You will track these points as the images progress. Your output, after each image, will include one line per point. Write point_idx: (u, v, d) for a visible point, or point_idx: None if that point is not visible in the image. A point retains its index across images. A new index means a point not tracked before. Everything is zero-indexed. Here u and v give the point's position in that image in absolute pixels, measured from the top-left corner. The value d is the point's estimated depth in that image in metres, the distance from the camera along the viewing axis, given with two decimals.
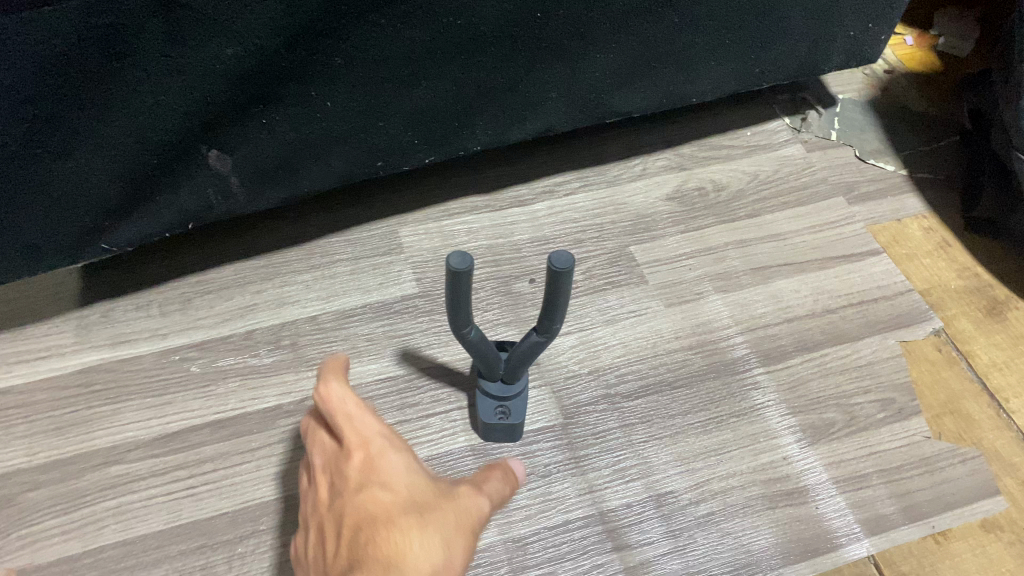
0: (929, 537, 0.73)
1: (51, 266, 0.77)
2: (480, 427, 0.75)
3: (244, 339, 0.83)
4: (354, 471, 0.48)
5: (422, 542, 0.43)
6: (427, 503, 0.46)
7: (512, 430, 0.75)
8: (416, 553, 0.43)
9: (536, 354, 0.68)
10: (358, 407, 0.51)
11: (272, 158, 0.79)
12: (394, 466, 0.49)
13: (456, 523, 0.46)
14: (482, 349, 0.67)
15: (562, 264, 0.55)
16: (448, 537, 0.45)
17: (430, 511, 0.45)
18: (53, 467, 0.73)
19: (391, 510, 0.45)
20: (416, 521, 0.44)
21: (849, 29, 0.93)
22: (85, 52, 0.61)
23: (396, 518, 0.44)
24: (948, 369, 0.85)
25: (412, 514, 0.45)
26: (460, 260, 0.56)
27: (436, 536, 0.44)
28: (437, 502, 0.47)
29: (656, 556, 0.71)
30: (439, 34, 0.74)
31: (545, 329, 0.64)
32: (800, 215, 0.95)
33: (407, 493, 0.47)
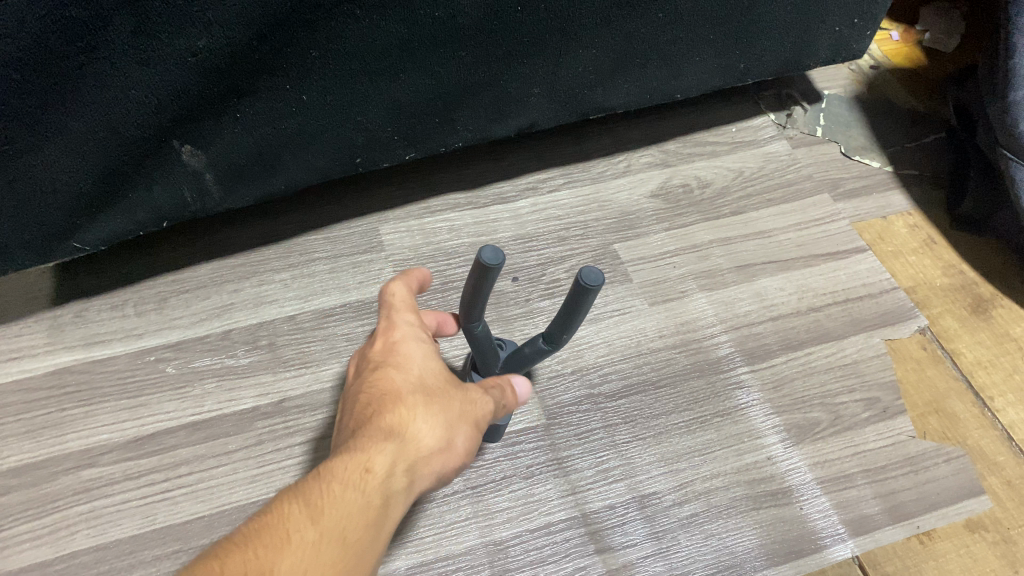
0: (913, 538, 0.73)
1: (21, 265, 0.75)
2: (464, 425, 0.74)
3: (221, 340, 0.81)
4: (381, 352, 0.55)
5: (427, 426, 0.49)
6: (439, 390, 0.52)
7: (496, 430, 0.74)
8: (420, 430, 0.49)
9: (535, 359, 0.67)
10: (408, 306, 0.58)
11: (248, 155, 0.77)
12: (417, 353, 0.54)
13: (463, 413, 0.52)
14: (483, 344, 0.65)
15: (592, 280, 0.54)
16: (451, 423, 0.51)
17: (440, 397, 0.51)
18: (24, 471, 0.72)
19: (406, 389, 0.51)
20: (425, 402, 0.51)
21: (834, 24, 0.92)
22: (51, 46, 0.59)
23: (409, 398, 0.50)
24: (933, 368, 0.84)
25: (424, 397, 0.51)
26: (492, 256, 0.54)
27: (441, 421, 0.50)
28: (448, 392, 0.52)
29: (639, 558, 0.70)
30: (417, 28, 0.72)
31: (552, 338, 0.63)
32: (785, 213, 0.95)
33: (424, 379, 0.52)
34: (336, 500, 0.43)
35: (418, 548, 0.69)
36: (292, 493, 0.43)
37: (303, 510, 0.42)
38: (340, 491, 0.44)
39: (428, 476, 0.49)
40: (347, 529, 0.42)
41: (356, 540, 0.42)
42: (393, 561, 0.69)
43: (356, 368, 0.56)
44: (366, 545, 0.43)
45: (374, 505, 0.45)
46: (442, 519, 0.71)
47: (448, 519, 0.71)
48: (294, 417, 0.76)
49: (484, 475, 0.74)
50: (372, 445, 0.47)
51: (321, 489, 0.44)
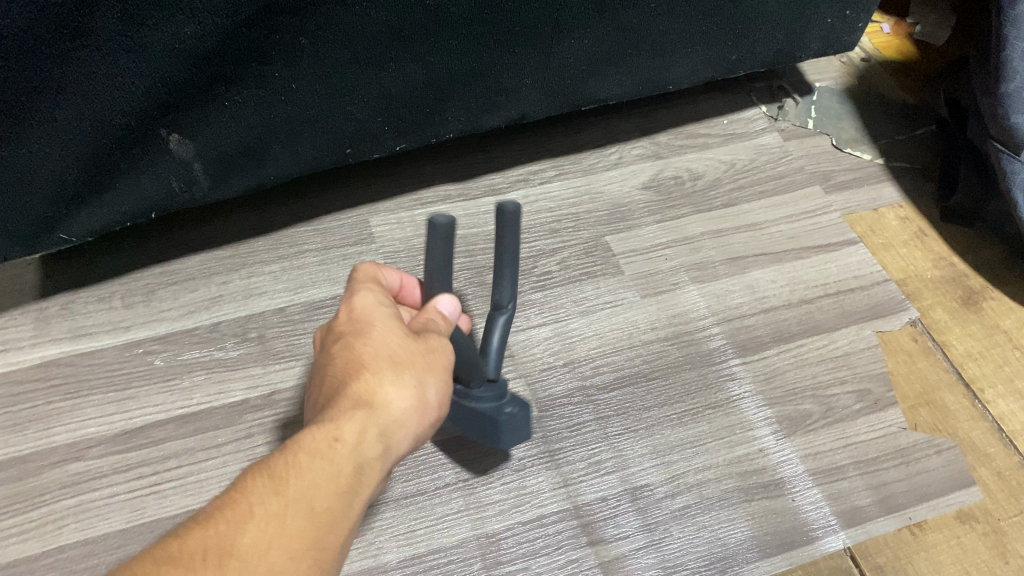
0: (905, 529, 0.73)
1: (5, 256, 0.74)
2: (484, 429, 0.60)
3: (209, 332, 0.80)
4: (345, 316, 0.52)
5: (398, 388, 0.48)
6: (407, 346, 0.50)
7: (524, 420, 0.62)
8: (390, 392, 0.47)
9: (508, 323, 0.64)
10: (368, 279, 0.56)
11: (237, 145, 0.76)
12: (382, 313, 0.52)
13: (430, 365, 0.50)
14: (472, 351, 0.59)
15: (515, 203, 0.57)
16: (420, 379, 0.49)
17: (407, 353, 0.50)
18: (10, 464, 0.71)
19: (372, 351, 0.49)
20: (392, 361, 0.49)
21: (825, 16, 0.92)
22: (36, 31, 0.59)
23: (376, 359, 0.49)
24: (924, 360, 0.84)
25: (392, 354, 0.49)
26: (449, 218, 0.53)
27: (409, 378, 0.48)
28: (415, 345, 0.50)
29: (632, 550, 0.70)
30: (408, 16, 0.71)
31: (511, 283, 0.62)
32: (776, 205, 0.95)
33: (392, 335, 0.50)
34: (304, 477, 0.43)
35: (409, 541, 0.69)
36: (257, 468, 0.43)
37: (267, 484, 0.42)
38: (307, 469, 0.43)
39: (401, 438, 0.48)
40: (312, 501, 0.42)
41: (322, 511, 0.42)
42: (384, 554, 0.68)
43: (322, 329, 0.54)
44: (335, 513, 0.43)
45: (345, 477, 0.44)
46: (434, 512, 0.71)
47: (440, 513, 0.71)
48: (284, 410, 0.76)
49: (476, 468, 0.74)
50: (339, 416, 0.46)
51: (288, 467, 0.43)
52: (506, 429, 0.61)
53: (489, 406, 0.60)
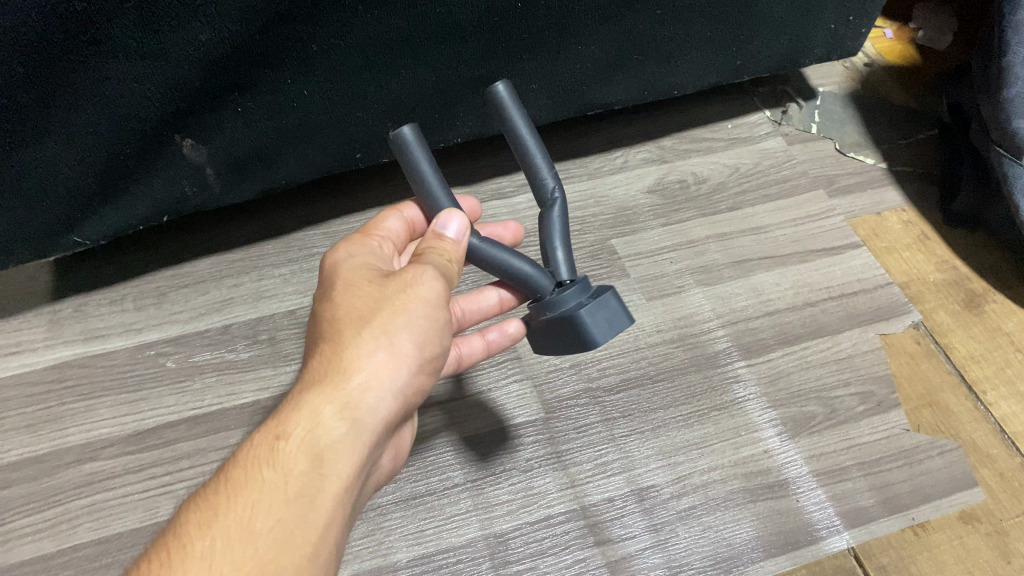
0: (908, 529, 0.73)
1: (21, 259, 0.75)
2: (570, 328, 0.56)
3: (220, 334, 0.81)
4: (320, 294, 0.54)
5: (356, 347, 0.47)
6: (366, 301, 0.50)
7: (616, 309, 0.56)
8: (348, 354, 0.47)
9: (564, 206, 0.61)
10: (359, 246, 0.58)
11: (249, 149, 0.77)
12: (350, 276, 0.53)
13: (392, 312, 0.49)
14: (518, 256, 0.58)
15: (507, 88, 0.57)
16: (380, 330, 0.48)
17: (367, 309, 0.49)
18: (25, 465, 0.72)
19: (332, 321, 0.50)
20: (352, 322, 0.49)
21: (829, 22, 0.92)
22: (54, 38, 0.59)
23: (336, 327, 0.49)
24: (926, 362, 0.85)
25: (352, 316, 0.49)
26: (408, 128, 0.55)
27: (369, 332, 0.48)
28: (377, 296, 0.50)
29: (638, 550, 0.71)
30: (418, 23, 0.72)
31: (540, 158, 0.59)
32: (781, 209, 0.95)
33: (353, 296, 0.50)
34: (256, 481, 0.43)
35: (419, 540, 0.70)
36: (216, 482, 0.44)
37: (220, 495, 0.43)
38: (260, 469, 0.44)
39: (373, 402, 0.47)
40: (263, 498, 0.42)
41: (274, 504, 0.42)
42: (394, 553, 0.69)
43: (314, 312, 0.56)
44: (295, 504, 0.43)
45: (308, 457, 0.44)
46: (443, 512, 0.72)
47: (449, 512, 0.72)
48: None
49: (484, 469, 0.75)
50: (300, 398, 0.46)
51: (246, 468, 0.44)
52: (594, 325, 0.55)
53: (571, 307, 0.56)
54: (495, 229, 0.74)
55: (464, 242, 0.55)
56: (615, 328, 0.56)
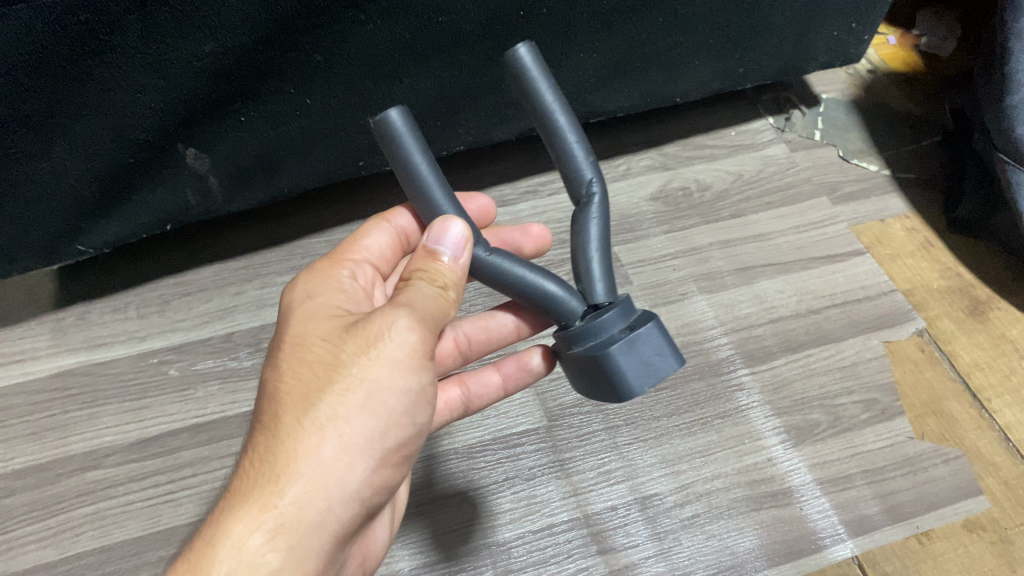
0: (912, 538, 0.73)
1: (26, 267, 0.76)
2: (603, 375, 0.48)
3: (223, 342, 0.81)
4: (277, 350, 0.49)
5: (300, 446, 0.42)
6: (316, 375, 0.44)
7: (657, 348, 0.48)
8: (287, 449, 0.42)
9: (603, 202, 0.54)
10: (331, 285, 0.55)
11: (251, 158, 0.78)
12: (308, 338, 0.47)
13: (342, 390, 0.43)
14: (535, 270, 0.52)
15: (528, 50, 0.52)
16: (326, 414, 0.43)
17: (315, 384, 0.44)
18: (28, 473, 0.72)
19: (277, 400, 0.44)
20: (295, 405, 0.43)
21: (832, 29, 0.92)
22: (59, 50, 0.60)
23: (280, 410, 0.44)
24: (930, 370, 0.84)
25: (297, 397, 0.44)
26: (396, 110, 0.50)
27: (312, 419, 0.43)
28: (330, 367, 0.44)
29: (641, 559, 0.71)
30: (421, 32, 0.72)
31: (575, 140, 0.53)
32: (784, 216, 0.95)
33: (303, 366, 0.45)
34: None
35: (421, 549, 0.70)
36: None
37: None
38: None
39: (321, 505, 0.42)
40: None
41: None
42: (397, 562, 0.69)
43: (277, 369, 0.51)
44: None
45: None
46: (446, 521, 0.72)
47: (452, 521, 0.72)
48: None
49: (486, 477, 0.75)
50: (228, 514, 0.41)
51: None
52: (630, 370, 0.48)
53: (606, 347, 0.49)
54: (512, 234, 0.71)
55: (464, 259, 0.51)
56: (655, 375, 0.48)
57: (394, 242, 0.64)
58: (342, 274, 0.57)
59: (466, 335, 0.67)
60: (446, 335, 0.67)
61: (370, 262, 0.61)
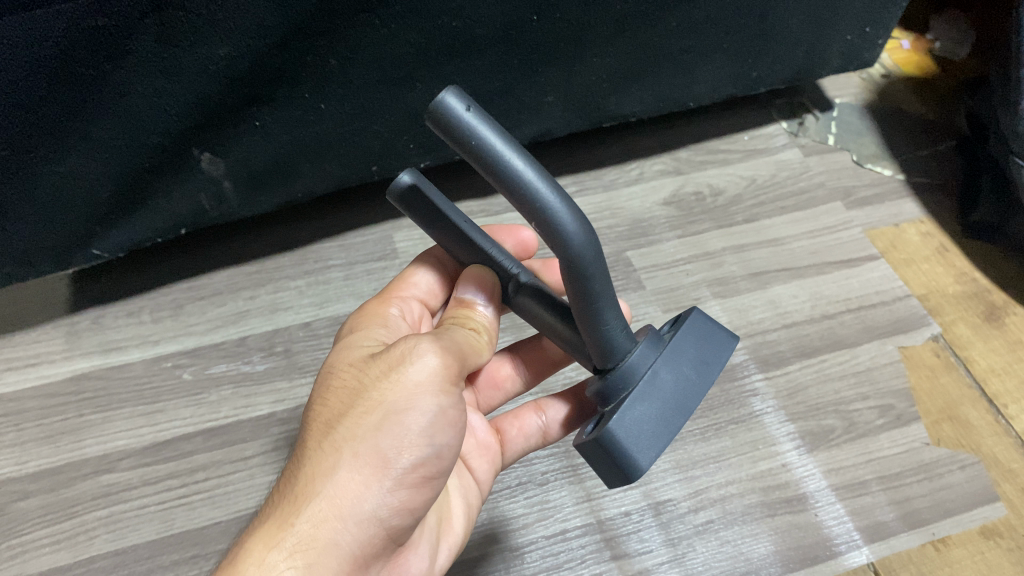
0: (929, 545, 0.72)
1: (40, 272, 0.76)
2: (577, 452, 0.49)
3: (237, 347, 0.82)
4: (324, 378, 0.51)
5: (318, 468, 0.43)
6: (341, 400, 0.46)
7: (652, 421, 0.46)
8: (308, 473, 0.43)
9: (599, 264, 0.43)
10: (376, 321, 0.55)
11: (266, 162, 0.78)
12: (341, 365, 0.49)
13: (360, 414, 0.44)
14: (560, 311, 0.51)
15: (452, 102, 0.37)
16: (343, 438, 0.44)
17: (338, 411, 0.45)
18: (42, 476, 0.72)
19: (309, 428, 0.46)
20: (320, 431, 0.45)
21: (845, 34, 0.92)
22: (77, 54, 0.60)
23: (309, 436, 0.46)
24: (946, 375, 0.84)
25: (324, 423, 0.45)
26: (404, 175, 0.52)
27: (331, 443, 0.44)
28: (352, 394, 0.45)
29: (654, 565, 0.70)
30: (435, 37, 0.73)
31: (550, 202, 0.40)
32: (798, 220, 0.95)
33: (332, 393, 0.47)
34: None
35: None
36: None
37: None
38: None
39: (335, 528, 0.42)
40: None
41: None
42: None
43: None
44: None
45: None
46: None
47: None
48: None
49: (499, 482, 0.74)
50: (252, 538, 0.43)
51: None
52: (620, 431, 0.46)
53: (593, 429, 0.49)
54: None
55: (495, 309, 0.54)
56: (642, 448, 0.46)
57: (443, 275, 0.63)
58: (389, 309, 0.57)
59: (523, 360, 0.69)
60: (500, 359, 0.69)
61: (418, 297, 0.60)
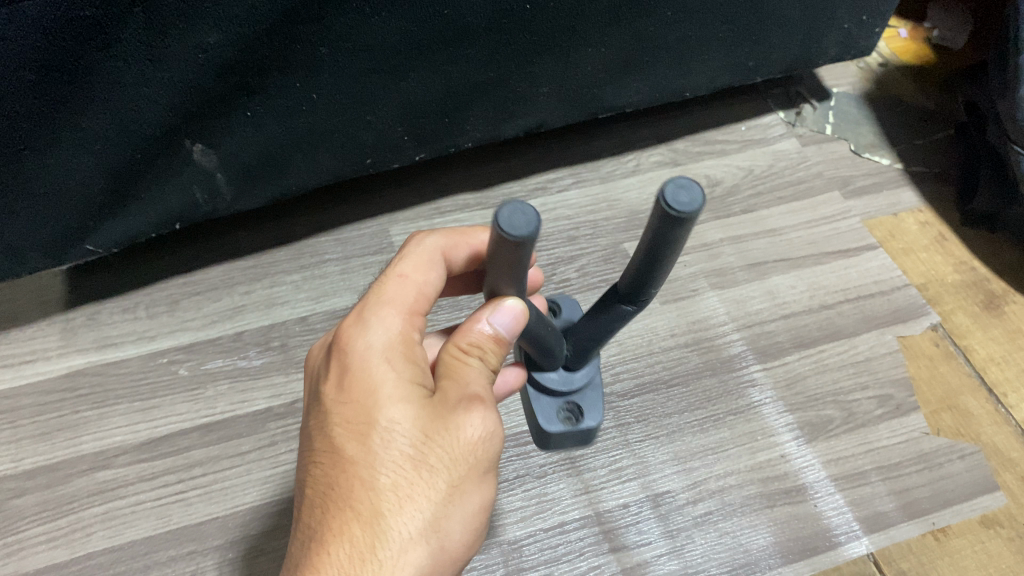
0: (928, 534, 0.72)
1: (34, 267, 0.76)
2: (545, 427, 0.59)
3: (233, 341, 0.81)
4: (340, 404, 0.44)
5: (400, 547, 0.40)
6: (412, 466, 0.42)
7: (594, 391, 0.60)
8: (385, 557, 0.40)
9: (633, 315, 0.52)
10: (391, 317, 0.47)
11: (258, 154, 0.78)
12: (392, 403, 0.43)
13: (442, 493, 0.42)
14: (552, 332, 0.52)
15: (690, 196, 0.38)
16: (427, 523, 0.41)
17: (410, 485, 0.41)
18: (38, 473, 0.72)
19: (364, 483, 0.41)
20: (387, 503, 0.41)
21: (842, 22, 0.92)
22: (65, 45, 0.60)
23: (372, 497, 0.41)
24: (946, 365, 0.83)
25: (393, 488, 0.41)
26: (518, 211, 0.38)
27: (410, 524, 0.40)
28: (424, 466, 0.42)
29: (653, 557, 0.70)
30: (425, 24, 0.72)
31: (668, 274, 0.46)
32: (795, 211, 0.94)
33: (387, 451, 0.42)
34: None
35: None
36: None
37: None
38: None
39: None
40: None
41: None
42: None
43: (311, 412, 0.46)
44: None
45: None
46: None
47: None
48: None
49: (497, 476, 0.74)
50: None
51: None
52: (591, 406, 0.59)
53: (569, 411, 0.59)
54: None
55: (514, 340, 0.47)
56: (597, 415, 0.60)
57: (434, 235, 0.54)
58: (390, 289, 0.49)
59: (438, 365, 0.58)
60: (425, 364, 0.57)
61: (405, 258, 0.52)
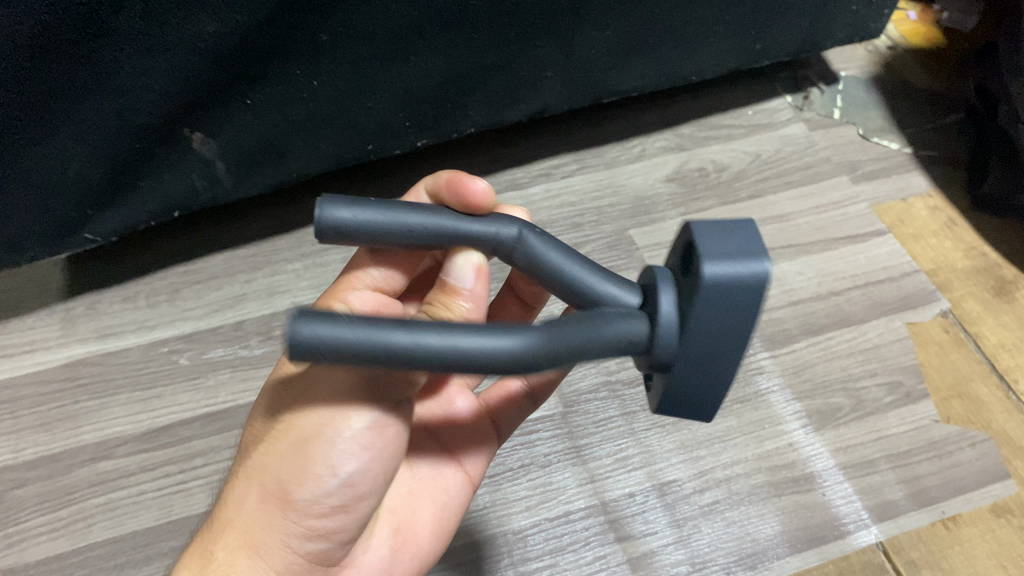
0: (938, 523, 0.72)
1: (34, 257, 0.75)
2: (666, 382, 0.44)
3: (233, 330, 0.80)
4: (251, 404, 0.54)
5: (236, 494, 0.46)
6: (262, 427, 0.47)
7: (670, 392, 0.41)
8: (228, 503, 0.46)
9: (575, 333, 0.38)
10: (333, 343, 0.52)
11: (259, 141, 0.77)
12: (275, 377, 0.50)
13: (276, 438, 0.45)
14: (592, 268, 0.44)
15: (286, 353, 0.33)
16: (257, 466, 0.46)
17: (257, 438, 0.47)
18: (39, 464, 0.72)
19: (239, 451, 0.49)
20: (242, 461, 0.48)
21: (851, 4, 0.90)
22: (60, 34, 0.58)
23: (236, 467, 0.48)
24: (956, 352, 0.82)
25: (248, 447, 0.48)
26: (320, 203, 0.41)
27: (248, 470, 0.46)
28: (268, 420, 0.47)
29: (660, 546, 0.69)
30: (429, 9, 0.71)
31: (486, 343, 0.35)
32: (803, 196, 0.93)
33: (253, 419, 0.50)
34: None
35: None
36: None
37: None
38: None
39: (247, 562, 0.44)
40: None
41: None
42: None
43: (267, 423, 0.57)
44: None
45: None
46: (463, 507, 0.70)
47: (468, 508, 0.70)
48: None
49: (500, 464, 0.73)
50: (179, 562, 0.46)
51: None
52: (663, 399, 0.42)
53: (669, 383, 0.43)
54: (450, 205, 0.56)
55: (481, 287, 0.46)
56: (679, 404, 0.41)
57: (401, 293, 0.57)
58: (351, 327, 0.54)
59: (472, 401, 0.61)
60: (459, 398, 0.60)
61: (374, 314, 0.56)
